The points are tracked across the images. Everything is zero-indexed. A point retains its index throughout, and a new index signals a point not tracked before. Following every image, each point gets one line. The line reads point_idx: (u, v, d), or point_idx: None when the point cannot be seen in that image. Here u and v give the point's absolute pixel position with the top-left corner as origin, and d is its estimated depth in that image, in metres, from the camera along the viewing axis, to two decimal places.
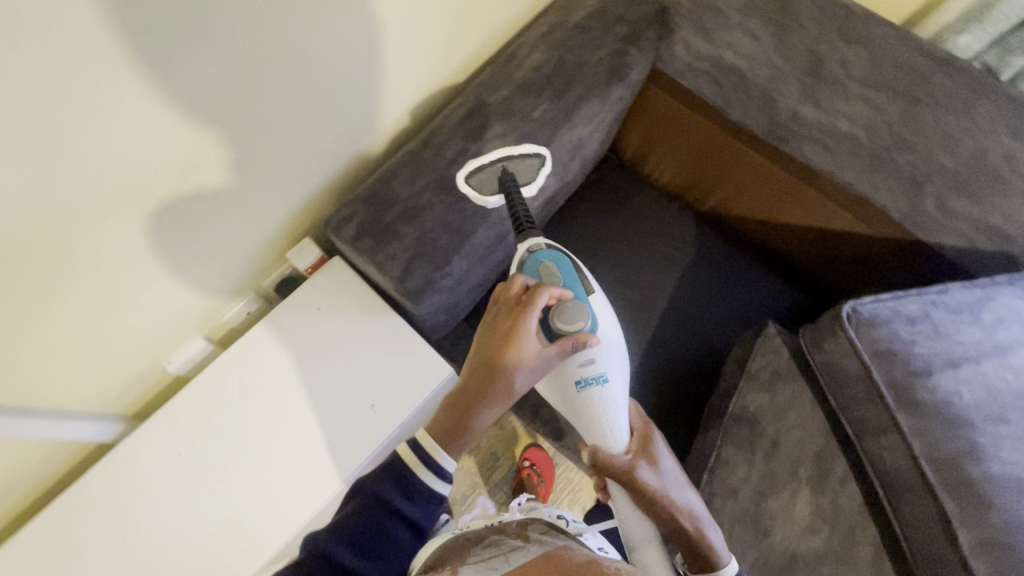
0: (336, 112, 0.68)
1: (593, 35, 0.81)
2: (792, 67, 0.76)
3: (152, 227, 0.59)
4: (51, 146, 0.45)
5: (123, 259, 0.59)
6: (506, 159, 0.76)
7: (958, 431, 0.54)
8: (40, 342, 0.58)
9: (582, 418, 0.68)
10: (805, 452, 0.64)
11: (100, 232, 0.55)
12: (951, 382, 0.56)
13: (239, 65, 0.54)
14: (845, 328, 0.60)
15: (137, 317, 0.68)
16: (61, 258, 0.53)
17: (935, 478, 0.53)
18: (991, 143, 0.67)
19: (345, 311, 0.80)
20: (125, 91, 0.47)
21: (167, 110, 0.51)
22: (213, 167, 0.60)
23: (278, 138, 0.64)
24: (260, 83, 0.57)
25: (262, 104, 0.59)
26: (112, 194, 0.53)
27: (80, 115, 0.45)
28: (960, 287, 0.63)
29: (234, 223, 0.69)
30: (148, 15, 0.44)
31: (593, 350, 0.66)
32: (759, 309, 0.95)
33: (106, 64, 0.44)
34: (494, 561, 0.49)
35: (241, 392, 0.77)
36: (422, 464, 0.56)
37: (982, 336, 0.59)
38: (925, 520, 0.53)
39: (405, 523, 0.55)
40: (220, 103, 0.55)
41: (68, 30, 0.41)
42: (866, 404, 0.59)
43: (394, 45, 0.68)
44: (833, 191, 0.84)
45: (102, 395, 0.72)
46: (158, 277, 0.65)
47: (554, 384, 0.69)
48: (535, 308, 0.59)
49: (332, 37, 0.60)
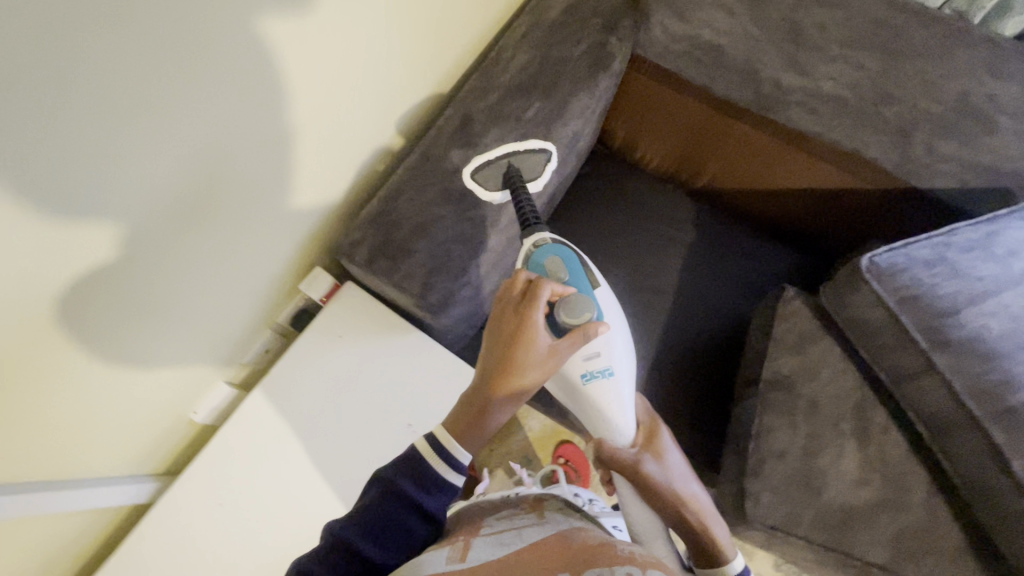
0: (303, 143, 0.65)
1: (570, 31, 0.82)
2: (770, 38, 0.77)
3: (145, 305, 0.57)
4: (67, 202, 0.44)
5: (147, 315, 0.58)
6: (511, 156, 0.76)
7: (992, 364, 0.57)
8: (76, 409, 0.57)
9: (588, 411, 0.68)
10: (843, 408, 0.65)
11: (123, 287, 0.53)
12: (979, 317, 0.58)
13: (186, 116, 0.49)
14: (867, 280, 0.62)
15: (147, 385, 0.65)
16: (89, 319, 0.52)
17: (979, 412, 0.57)
18: (972, 86, 0.70)
19: (367, 335, 0.80)
20: (133, 131, 0.45)
21: (172, 147, 0.50)
22: (185, 229, 0.56)
23: (247, 182, 0.61)
24: (214, 129, 0.53)
25: (220, 152, 0.55)
26: (90, 286, 0.50)
27: (92, 163, 0.44)
28: (968, 225, 0.63)
29: (231, 272, 0.66)
30: (127, 65, 0.43)
31: (598, 344, 0.66)
32: (767, 276, 0.96)
33: (116, 104, 0.43)
34: (508, 535, 0.51)
35: (278, 432, 0.77)
36: (441, 459, 0.54)
37: (999, 269, 0.60)
38: (975, 453, 0.57)
39: (420, 514, 0.53)
40: (174, 160, 0.51)
41: (76, 74, 0.39)
42: (899, 351, 0.61)
43: (351, 66, 0.65)
44: (824, 153, 0.85)
45: (135, 455, 0.71)
46: (182, 328, 0.64)
47: (560, 380, 0.68)
48: (539, 302, 0.57)
49: (275, 71, 0.56)
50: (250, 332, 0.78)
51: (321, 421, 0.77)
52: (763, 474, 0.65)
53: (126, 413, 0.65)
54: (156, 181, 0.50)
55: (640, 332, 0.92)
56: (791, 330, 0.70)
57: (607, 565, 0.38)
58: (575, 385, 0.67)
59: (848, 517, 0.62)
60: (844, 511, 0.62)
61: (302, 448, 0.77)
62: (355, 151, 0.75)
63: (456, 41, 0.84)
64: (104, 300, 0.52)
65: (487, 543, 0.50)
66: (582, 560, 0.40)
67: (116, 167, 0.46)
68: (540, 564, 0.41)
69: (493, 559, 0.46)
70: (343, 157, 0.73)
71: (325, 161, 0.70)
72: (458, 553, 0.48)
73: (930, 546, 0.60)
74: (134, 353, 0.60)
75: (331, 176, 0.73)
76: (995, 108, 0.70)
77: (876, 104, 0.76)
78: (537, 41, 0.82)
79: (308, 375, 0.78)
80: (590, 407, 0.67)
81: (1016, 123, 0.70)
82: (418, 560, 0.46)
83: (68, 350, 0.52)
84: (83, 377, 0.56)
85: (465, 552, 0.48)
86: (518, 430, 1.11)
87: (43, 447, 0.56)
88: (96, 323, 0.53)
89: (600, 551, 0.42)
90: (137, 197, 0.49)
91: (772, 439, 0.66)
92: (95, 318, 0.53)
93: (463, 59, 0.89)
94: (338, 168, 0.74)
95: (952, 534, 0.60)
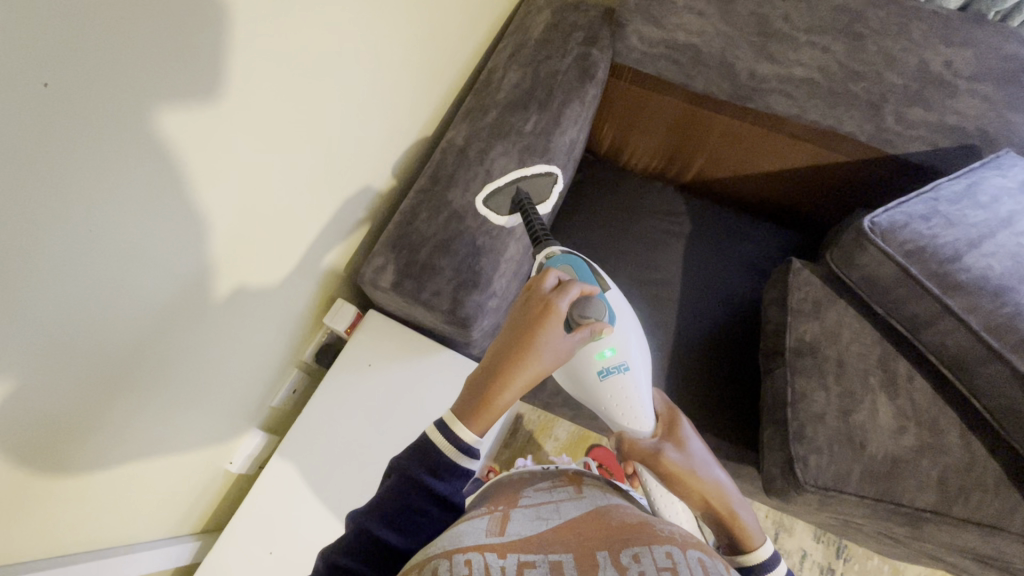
0: (265, 204, 0.61)
1: (555, 45, 0.87)
2: (740, 32, 0.83)
3: (123, 409, 0.53)
4: (100, 253, 0.44)
5: (167, 367, 0.57)
6: (520, 179, 0.78)
7: (1004, 299, 0.61)
8: (115, 476, 0.56)
9: (606, 408, 0.66)
10: (869, 363, 0.70)
11: (144, 340, 0.52)
12: (981, 259, 0.64)
13: (157, 205, 0.47)
14: (872, 239, 0.68)
15: (139, 484, 0.60)
16: (116, 378, 0.51)
17: (999, 344, 0.60)
18: (929, 56, 0.77)
19: (395, 359, 0.80)
20: (160, 176, 0.47)
21: (185, 194, 0.50)
22: (138, 331, 0.51)
23: (200, 264, 0.55)
24: (152, 224, 0.48)
25: (163, 243, 0.50)
26: (53, 425, 0.46)
27: (120, 212, 0.44)
28: (949, 180, 0.70)
29: (212, 348, 0.63)
30: (150, 114, 0.44)
31: (611, 341, 0.64)
32: (768, 254, 0.99)
33: (140, 154, 0.44)
34: (547, 508, 0.48)
35: (320, 471, 0.76)
36: (450, 445, 0.50)
37: (987, 215, 0.66)
38: (1003, 384, 0.61)
39: (437, 501, 0.50)
40: (113, 267, 0.46)
41: (107, 124, 0.40)
42: (915, 299, 0.66)
43: (318, 111, 0.64)
44: (804, 132, 0.90)
45: (182, 509, 0.71)
46: (201, 379, 0.63)
47: (577, 379, 0.66)
48: (565, 295, 0.55)
49: (263, 92, 0.55)
50: (277, 373, 0.80)
51: (365, 449, 0.77)
52: (808, 436, 0.68)
53: (137, 504, 0.62)
54: (95, 296, 0.45)
55: (658, 323, 0.94)
56: (808, 296, 0.75)
57: (647, 544, 0.38)
58: (592, 383, 0.65)
59: (895, 466, 0.65)
60: (889, 460, 0.65)
61: (343, 482, 0.75)
62: (337, 188, 0.74)
63: (446, 67, 0.88)
64: (72, 426, 0.48)
65: (526, 515, 0.47)
66: (622, 538, 0.40)
67: (143, 214, 0.46)
68: (581, 541, 0.40)
69: (533, 533, 0.43)
70: (337, 179, 0.73)
71: (294, 212, 0.67)
72: (497, 526, 0.45)
73: (976, 481, 0.62)
74: (125, 457, 0.56)
75: (298, 230, 0.69)
76: (951, 73, 0.77)
77: (845, 81, 0.82)
78: (524, 58, 0.87)
79: (347, 405, 0.79)
80: (608, 405, 0.65)
81: (971, 84, 0.77)
82: (456, 530, 0.44)
83: (47, 485, 0.48)
84: (70, 501, 0.52)
85: (504, 524, 0.45)
86: (546, 441, 1.11)
87: (89, 514, 0.55)
88: (67, 452, 0.49)
89: (639, 529, 0.41)
90: (81, 317, 0.45)
91: (810, 402, 0.69)
92: (66, 446, 0.48)
93: (453, 84, 0.93)
94: (305, 222, 0.70)
95: (994, 466, 0.63)
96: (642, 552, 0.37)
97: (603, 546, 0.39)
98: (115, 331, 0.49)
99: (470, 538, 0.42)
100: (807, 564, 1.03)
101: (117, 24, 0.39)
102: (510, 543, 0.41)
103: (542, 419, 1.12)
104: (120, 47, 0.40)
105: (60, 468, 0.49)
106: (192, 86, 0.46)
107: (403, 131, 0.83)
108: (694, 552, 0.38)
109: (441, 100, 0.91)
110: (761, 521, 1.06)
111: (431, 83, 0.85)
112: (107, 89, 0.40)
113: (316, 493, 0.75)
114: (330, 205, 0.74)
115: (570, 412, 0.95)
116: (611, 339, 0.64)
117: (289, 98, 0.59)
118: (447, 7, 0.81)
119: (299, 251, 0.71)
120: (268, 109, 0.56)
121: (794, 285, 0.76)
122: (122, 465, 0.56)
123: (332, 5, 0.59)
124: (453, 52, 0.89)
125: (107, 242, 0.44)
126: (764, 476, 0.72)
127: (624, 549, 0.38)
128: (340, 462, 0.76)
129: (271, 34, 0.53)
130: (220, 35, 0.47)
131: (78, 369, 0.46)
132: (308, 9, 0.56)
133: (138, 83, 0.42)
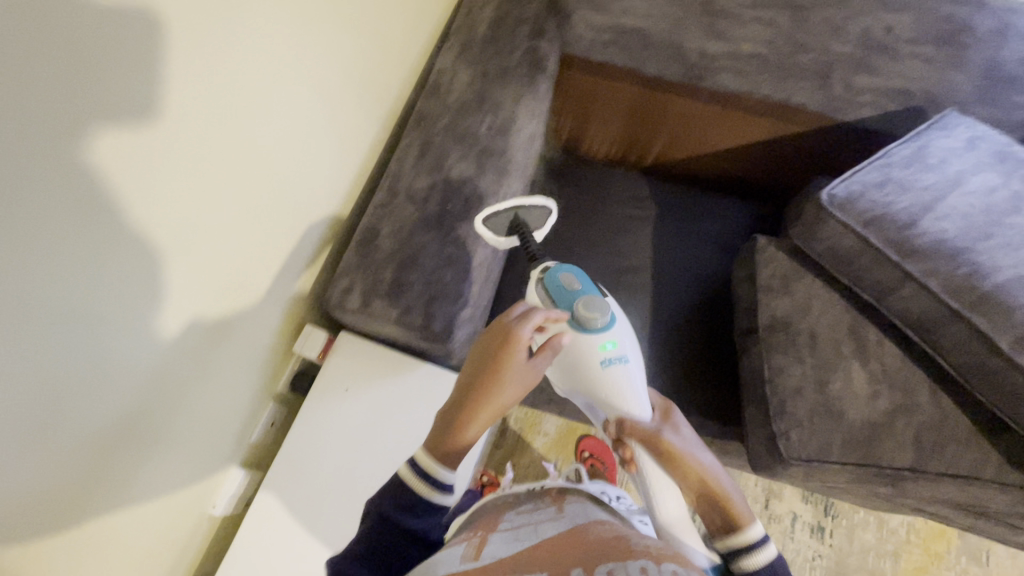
0: (218, 239, 0.58)
1: (503, 41, 0.85)
2: (688, 12, 0.84)
3: (86, 468, 0.50)
4: (39, 317, 0.41)
5: (127, 422, 0.54)
6: (519, 207, 0.73)
7: (960, 260, 0.63)
8: (90, 543, 0.53)
9: (602, 399, 0.65)
10: (840, 332, 0.71)
11: (96, 398, 0.49)
12: (935, 222, 0.66)
13: (93, 255, 0.44)
14: (832, 212, 0.69)
15: (118, 541, 0.57)
16: (72, 442, 0.48)
17: (959, 304, 0.62)
18: (873, 22, 0.80)
19: (373, 381, 0.78)
20: (94, 225, 0.43)
21: (124, 239, 0.47)
22: (91, 387, 0.48)
23: (146, 305, 0.52)
24: (86, 272, 0.44)
25: (104, 291, 0.46)
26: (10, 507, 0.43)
27: (49, 271, 0.41)
28: (900, 145, 0.72)
29: (178, 393, 0.60)
30: (76, 162, 0.41)
31: (610, 334, 0.65)
32: (734, 229, 1.00)
33: (69, 207, 0.41)
34: (524, 530, 0.48)
35: (307, 501, 0.74)
36: (424, 483, 0.51)
37: (939, 177, 0.68)
38: (965, 342, 0.63)
39: (411, 540, 0.50)
40: (56, 329, 0.43)
41: (29, 184, 0.37)
42: (878, 267, 0.67)
43: (262, 134, 0.61)
44: (758, 108, 0.90)
45: (170, 558, 0.68)
46: (164, 429, 0.60)
47: (575, 370, 0.65)
48: (530, 322, 0.55)
49: (205, 121, 0.52)
50: (252, 408, 0.77)
51: (352, 472, 0.75)
52: (788, 411, 0.69)
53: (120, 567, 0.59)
54: (39, 357, 0.42)
55: (634, 311, 0.93)
56: (777, 272, 0.76)
57: (622, 559, 0.37)
58: (592, 373, 0.64)
59: (873, 431, 0.66)
60: (867, 426, 0.67)
61: (332, 509, 0.74)
62: (295, 210, 0.71)
63: (392, 72, 0.85)
64: (34, 495, 0.45)
65: (503, 538, 0.46)
66: (597, 555, 0.39)
67: (78, 269, 0.43)
68: (555, 560, 0.39)
69: (508, 555, 0.42)
70: (294, 200, 0.70)
71: (250, 243, 0.64)
72: (473, 551, 0.44)
73: (949, 436, 0.65)
74: (93, 515, 0.53)
75: (257, 259, 0.67)
76: (895, 38, 0.80)
77: (792, 53, 0.83)
78: (472, 57, 0.84)
79: (330, 433, 0.77)
80: (605, 396, 0.65)
81: (914, 47, 0.80)
82: (432, 560, 0.43)
83: (17, 561, 0.44)
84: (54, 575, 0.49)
85: (480, 549, 0.44)
86: (535, 438, 1.10)
87: None
88: (32, 524, 0.46)
89: (613, 545, 0.40)
90: (27, 380, 0.41)
91: (787, 377, 0.70)
92: (31, 521, 0.45)
93: (402, 89, 0.89)
94: (263, 250, 0.67)
95: (963, 419, 0.65)
96: (616, 568, 0.36)
97: (578, 563, 0.38)
98: (64, 390, 0.45)
99: (445, 567, 0.41)
100: (799, 526, 1.06)
101: (17, 51, 0.35)
102: (485, 567, 0.40)
103: (528, 416, 1.12)
104: (31, 99, 0.36)
105: (28, 540, 0.45)
106: (110, 115, 0.42)
107: (354, 145, 0.80)
108: (668, 566, 0.37)
109: (392, 106, 0.88)
110: (752, 491, 1.08)
111: (379, 90, 0.82)
112: (24, 146, 0.37)
113: (304, 523, 0.73)
114: (285, 229, 0.70)
115: (556, 410, 0.95)
116: (615, 333, 0.65)
117: (231, 123, 0.56)
118: (386, 9, 0.78)
119: (260, 281, 0.69)
120: (212, 140, 0.53)
121: (762, 262, 0.77)
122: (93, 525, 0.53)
123: (265, 22, 0.56)
124: (399, 55, 0.85)
125: (39, 298, 0.41)
126: (750, 453, 0.74)
127: (597, 566, 0.37)
128: (325, 490, 0.75)
129: (208, 57, 0.50)
130: (141, 64, 0.44)
131: (28, 434, 0.43)
132: (237, 28, 0.53)
133: (55, 127, 0.38)
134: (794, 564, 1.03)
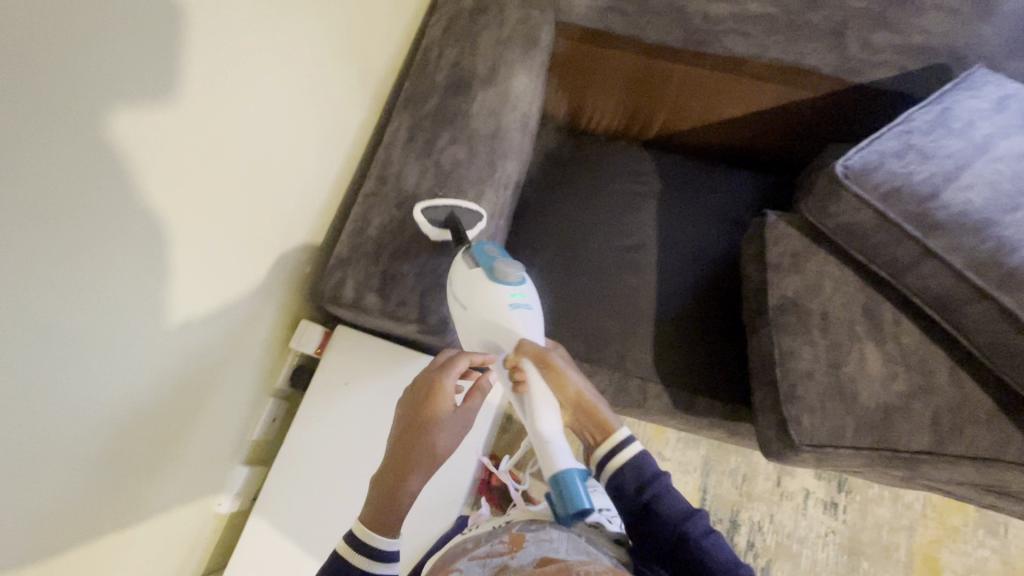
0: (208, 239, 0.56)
1: (494, 12, 0.80)
2: None
3: (89, 477, 0.50)
4: (20, 334, 0.39)
5: (124, 433, 0.53)
6: (456, 206, 0.69)
7: (985, 234, 0.60)
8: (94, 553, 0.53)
9: (498, 331, 0.66)
10: (853, 312, 0.68)
11: (92, 412, 0.48)
12: (959, 193, 0.62)
13: (72, 267, 0.42)
14: (846, 184, 0.65)
15: (125, 548, 0.57)
16: (68, 457, 0.47)
17: (984, 282, 0.59)
18: None
19: (372, 374, 0.77)
20: (71, 235, 0.41)
21: (104, 249, 0.44)
22: (85, 402, 0.47)
23: (146, 304, 0.50)
24: (75, 276, 0.42)
25: (91, 302, 0.44)
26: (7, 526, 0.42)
27: (26, 288, 0.39)
28: (922, 109, 0.68)
29: (176, 399, 0.59)
30: (47, 168, 0.38)
31: (517, 282, 0.68)
32: (744, 203, 0.95)
33: (41, 218, 0.38)
34: None
35: (313, 493, 0.75)
36: (364, 555, 0.54)
37: (964, 143, 0.64)
38: (988, 319, 0.59)
39: None
40: (40, 345, 0.41)
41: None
42: (895, 243, 0.63)
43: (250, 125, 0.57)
44: (764, 72, 0.86)
45: (182, 554, 0.69)
46: (164, 435, 0.59)
47: (479, 302, 0.65)
48: (452, 369, 0.60)
49: (187, 114, 0.48)
50: (252, 405, 0.77)
51: (356, 465, 0.76)
52: (799, 396, 0.67)
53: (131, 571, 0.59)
54: (25, 374, 0.40)
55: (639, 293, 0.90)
56: (787, 250, 0.72)
57: None
58: (496, 309, 0.66)
59: (887, 415, 0.64)
60: (881, 409, 0.64)
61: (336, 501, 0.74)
62: (286, 203, 0.68)
63: (379, 52, 0.81)
64: (29, 513, 0.44)
65: None
66: None
67: (57, 283, 0.41)
68: None
69: None
70: (286, 193, 0.67)
71: (242, 239, 0.62)
72: None
73: (968, 418, 0.62)
74: (96, 526, 0.52)
75: (251, 256, 0.64)
76: None
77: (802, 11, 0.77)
78: (461, 31, 0.80)
79: (331, 426, 0.77)
80: (501, 329, 0.66)
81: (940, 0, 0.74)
82: None
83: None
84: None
85: None
86: None
87: None
88: (32, 542, 0.45)
89: None
90: (26, 385, 0.41)
91: (798, 360, 0.68)
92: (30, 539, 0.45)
93: (390, 69, 0.85)
94: (256, 246, 0.65)
95: (986, 400, 0.62)
96: None
97: None
98: (60, 400, 0.44)
99: None
100: (812, 502, 1.05)
101: None
102: None
103: None
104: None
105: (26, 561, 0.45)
106: (78, 116, 0.39)
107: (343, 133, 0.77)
108: None
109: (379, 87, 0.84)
110: (764, 469, 1.07)
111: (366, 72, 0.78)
112: None
113: (310, 517, 0.74)
114: (281, 219, 0.68)
115: None
116: (527, 289, 0.69)
117: (217, 115, 0.52)
118: None
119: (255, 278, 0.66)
120: (196, 134, 0.50)
121: (772, 240, 0.73)
122: (100, 523, 0.53)
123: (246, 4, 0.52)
124: (386, 33, 0.81)
125: (26, 304, 0.39)
126: (759, 438, 0.72)
127: None
128: (329, 483, 0.75)
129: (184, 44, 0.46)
130: (111, 58, 0.40)
131: (29, 441, 0.42)
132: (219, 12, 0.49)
133: (21, 132, 0.35)
134: (806, 541, 1.02)
